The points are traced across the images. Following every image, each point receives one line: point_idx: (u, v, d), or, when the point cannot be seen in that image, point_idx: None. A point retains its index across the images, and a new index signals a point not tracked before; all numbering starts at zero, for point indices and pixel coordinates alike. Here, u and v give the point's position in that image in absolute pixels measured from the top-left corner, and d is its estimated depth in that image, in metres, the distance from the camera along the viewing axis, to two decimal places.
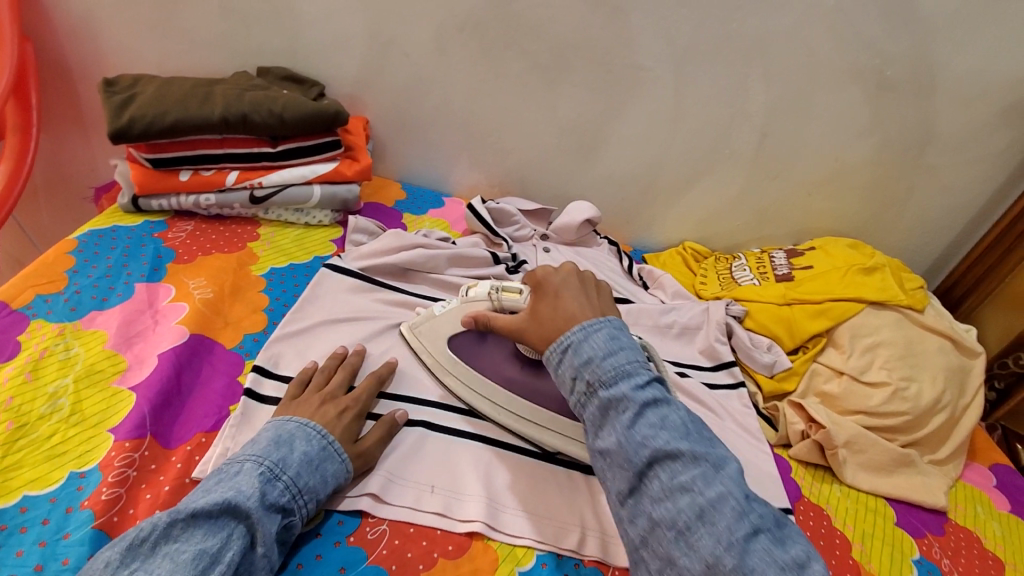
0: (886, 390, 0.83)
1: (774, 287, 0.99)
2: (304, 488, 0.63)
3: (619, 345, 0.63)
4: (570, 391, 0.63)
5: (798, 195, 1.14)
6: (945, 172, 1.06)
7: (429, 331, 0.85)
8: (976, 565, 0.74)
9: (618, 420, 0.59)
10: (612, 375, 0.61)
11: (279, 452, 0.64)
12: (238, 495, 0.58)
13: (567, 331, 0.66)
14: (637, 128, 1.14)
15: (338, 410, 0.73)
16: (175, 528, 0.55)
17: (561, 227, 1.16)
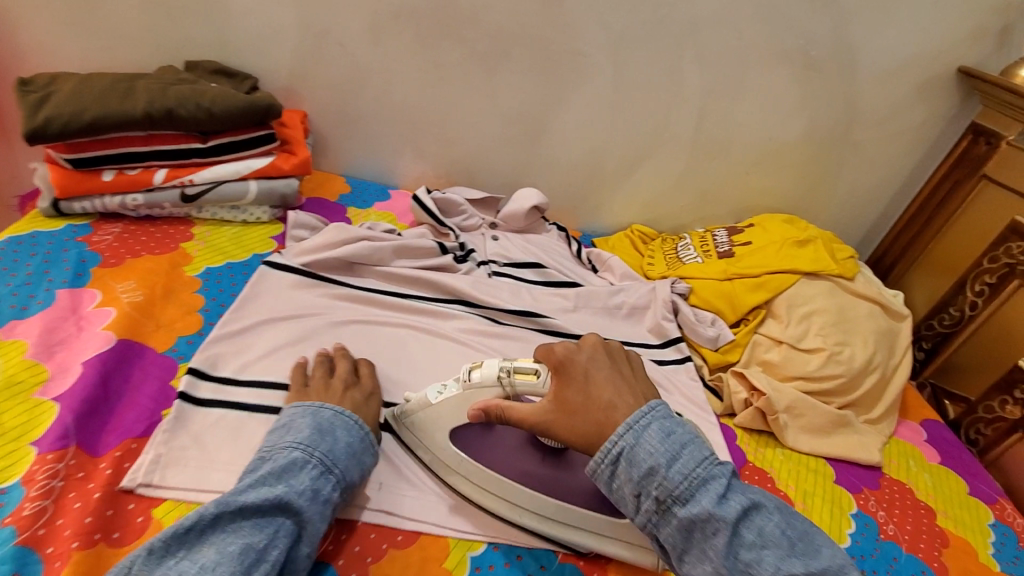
0: (822, 355, 0.92)
1: (716, 264, 1.07)
2: (349, 482, 0.60)
3: (679, 445, 0.55)
4: (636, 509, 0.55)
5: (725, 181, 1.24)
6: (845, 158, 1.20)
7: (425, 420, 0.67)
8: (906, 511, 0.83)
9: (707, 545, 0.52)
10: (687, 489, 0.53)
11: (326, 443, 0.60)
12: (289, 491, 0.55)
13: (612, 435, 0.56)
14: (578, 113, 1.15)
15: (364, 395, 0.70)
16: (223, 519, 0.52)
17: (509, 214, 1.13)
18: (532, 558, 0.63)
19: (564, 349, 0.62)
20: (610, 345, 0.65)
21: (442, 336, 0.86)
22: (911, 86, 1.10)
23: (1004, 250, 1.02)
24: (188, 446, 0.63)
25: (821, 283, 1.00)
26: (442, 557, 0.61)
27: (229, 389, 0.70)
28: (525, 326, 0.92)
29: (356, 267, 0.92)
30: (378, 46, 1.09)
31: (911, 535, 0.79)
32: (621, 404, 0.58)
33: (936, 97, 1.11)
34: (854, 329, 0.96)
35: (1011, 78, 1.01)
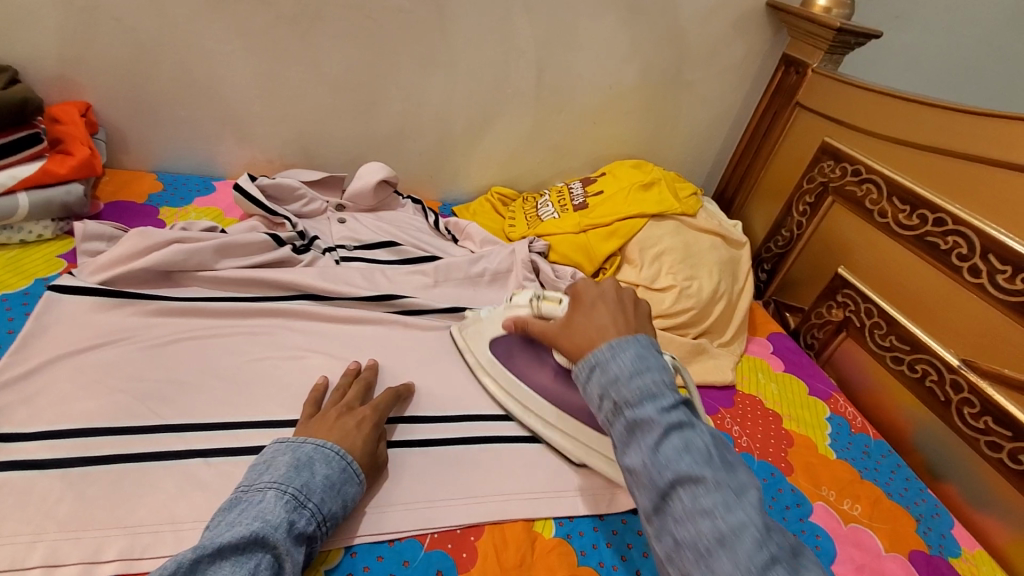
0: (673, 292, 0.96)
1: (571, 217, 1.07)
2: (328, 515, 0.55)
3: (648, 365, 0.55)
4: (595, 409, 0.56)
5: (575, 132, 1.24)
6: (681, 98, 1.24)
7: (474, 331, 0.83)
8: (756, 422, 0.90)
9: (643, 440, 0.51)
10: (637, 395, 0.53)
11: (302, 476, 0.55)
12: (265, 525, 0.49)
13: (596, 348, 0.58)
14: (412, 76, 1.08)
15: (357, 421, 0.64)
16: (202, 562, 0.46)
17: (356, 193, 1.06)
18: (394, 555, 0.60)
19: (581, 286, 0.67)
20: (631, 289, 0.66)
21: (283, 336, 0.79)
22: (728, 24, 1.15)
23: (818, 170, 1.12)
24: None
25: (667, 223, 1.04)
26: None
27: (6, 447, 0.58)
28: (380, 312, 0.87)
29: (175, 276, 0.81)
30: (163, 17, 0.94)
31: (762, 443, 0.86)
32: (611, 328, 0.60)
33: (752, 32, 1.17)
34: (699, 262, 1.01)
35: (810, 8, 1.07)
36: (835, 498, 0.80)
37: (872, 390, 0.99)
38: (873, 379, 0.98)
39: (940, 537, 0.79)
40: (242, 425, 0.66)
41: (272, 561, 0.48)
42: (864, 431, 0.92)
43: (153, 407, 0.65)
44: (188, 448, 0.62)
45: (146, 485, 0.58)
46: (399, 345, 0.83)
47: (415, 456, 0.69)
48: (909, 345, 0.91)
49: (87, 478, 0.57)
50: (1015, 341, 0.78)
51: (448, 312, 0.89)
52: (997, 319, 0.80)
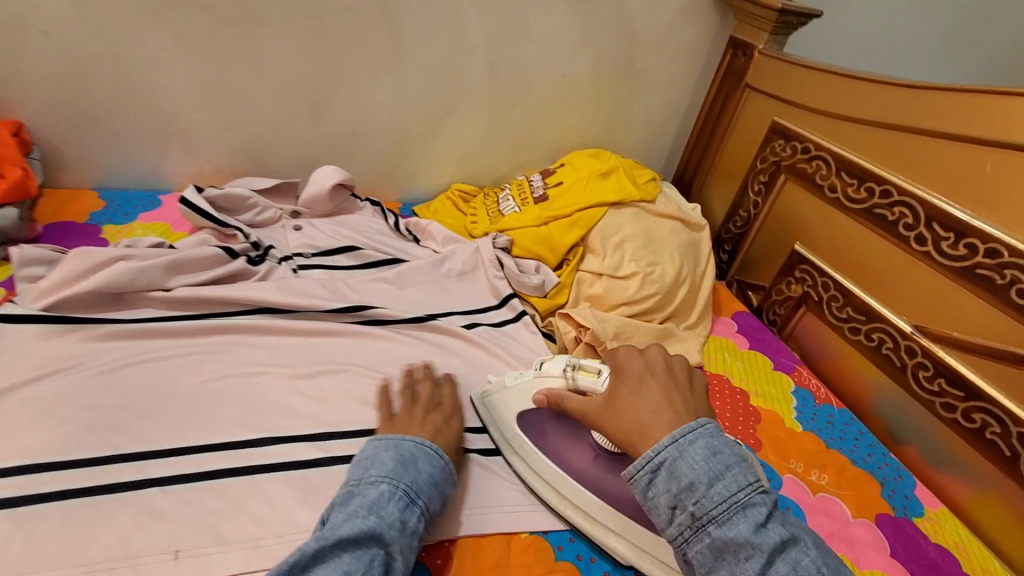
0: (637, 279, 0.97)
1: (532, 210, 1.07)
2: (432, 514, 0.58)
3: (724, 464, 0.51)
4: (667, 521, 0.52)
5: (532, 124, 1.23)
6: (635, 85, 1.24)
7: (500, 402, 0.75)
8: (723, 401, 0.92)
9: (739, 566, 0.48)
10: (725, 510, 0.49)
11: (409, 473, 0.58)
12: (382, 521, 0.53)
13: (654, 445, 0.54)
14: (361, 76, 1.06)
15: (444, 417, 0.69)
16: (325, 552, 0.50)
17: (311, 198, 1.03)
18: None
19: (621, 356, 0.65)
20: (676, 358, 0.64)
21: (241, 352, 0.76)
22: (676, 9, 1.16)
23: (771, 150, 1.14)
24: None
25: (626, 210, 1.04)
26: None
27: None
28: (342, 320, 0.84)
29: (125, 297, 0.78)
30: (93, 26, 0.89)
31: (730, 421, 0.88)
32: (664, 412, 0.57)
33: (700, 16, 1.18)
34: (661, 247, 1.02)
35: None
36: (803, 470, 0.82)
37: (833, 360, 1.01)
38: (833, 350, 1.01)
39: (904, 499, 0.81)
40: (205, 449, 0.63)
41: (385, 554, 0.52)
42: (827, 401, 0.95)
43: (108, 437, 0.62)
44: (146, 477, 0.60)
45: (106, 518, 0.56)
46: (363, 351, 0.81)
47: None
48: (865, 316, 0.94)
49: (40, 516, 0.55)
50: (960, 304, 0.81)
51: (414, 320, 0.87)
52: (943, 285, 0.83)
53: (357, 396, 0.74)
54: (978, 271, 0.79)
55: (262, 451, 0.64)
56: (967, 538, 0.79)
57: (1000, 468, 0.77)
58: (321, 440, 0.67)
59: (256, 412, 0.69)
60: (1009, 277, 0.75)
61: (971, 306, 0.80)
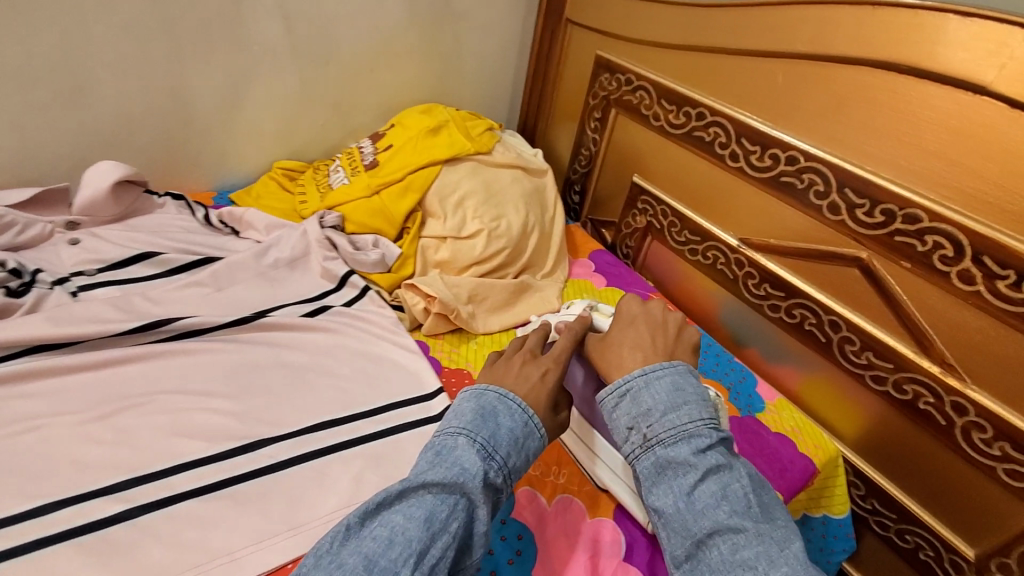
0: (482, 236, 0.93)
1: (361, 180, 0.97)
2: (514, 470, 0.53)
3: (683, 398, 0.56)
4: (624, 440, 0.57)
5: (352, 85, 1.12)
6: (456, 30, 1.17)
7: None
8: None
9: (676, 481, 0.53)
10: (672, 434, 0.54)
11: (490, 427, 0.53)
12: (466, 472, 0.50)
13: (628, 374, 0.60)
14: (122, 48, 0.88)
15: (542, 371, 0.61)
16: (406, 496, 0.48)
17: (88, 204, 0.86)
18: None
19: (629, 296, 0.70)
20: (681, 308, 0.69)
21: (7, 406, 0.63)
22: None
23: (599, 85, 1.13)
24: None
25: (461, 166, 0.98)
26: None
27: None
28: (144, 341, 0.72)
29: None
30: None
31: None
32: (647, 348, 0.62)
33: None
34: (503, 199, 0.98)
35: None
36: None
37: (680, 282, 1.06)
38: (680, 272, 1.06)
39: (747, 398, 0.88)
40: None
41: (470, 504, 0.49)
42: None
43: None
44: None
45: None
46: (173, 372, 0.70)
47: (209, 504, 0.58)
48: (700, 236, 0.99)
49: None
50: (772, 213, 0.87)
51: (237, 323, 0.77)
52: (758, 196, 0.88)
53: (170, 429, 0.64)
54: (783, 178, 0.84)
55: (44, 521, 0.54)
56: (802, 421, 0.87)
57: (820, 354, 0.86)
58: (124, 489, 0.57)
59: (31, 478, 0.57)
60: (930, 244, 0.69)
61: (782, 213, 0.86)
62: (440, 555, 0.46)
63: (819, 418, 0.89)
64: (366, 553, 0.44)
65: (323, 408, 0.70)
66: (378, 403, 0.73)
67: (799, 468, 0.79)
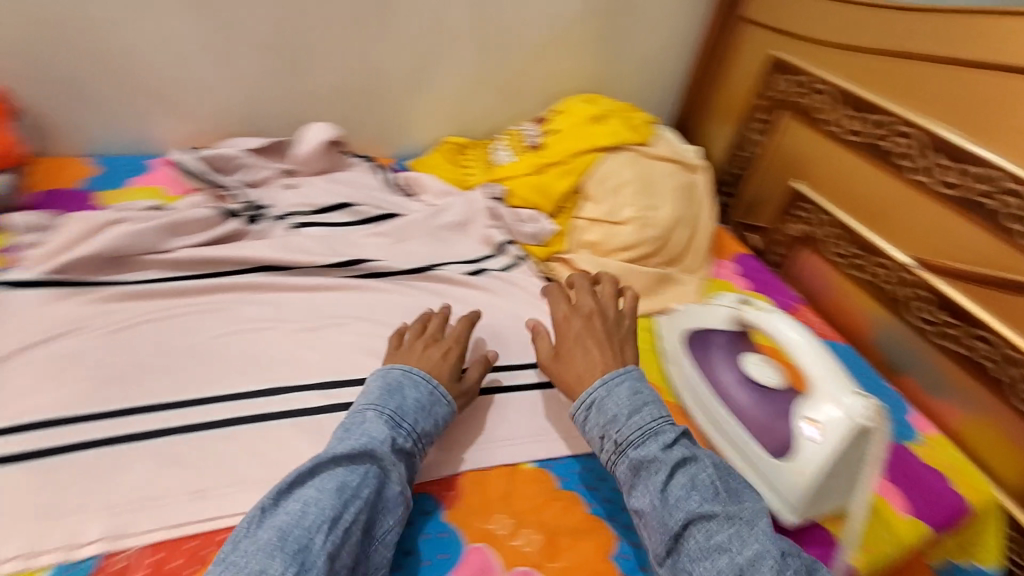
0: (635, 223, 0.97)
1: (527, 159, 1.05)
2: (422, 434, 0.62)
3: (642, 400, 0.63)
4: (599, 450, 0.63)
5: (523, 70, 1.20)
6: (625, 21, 1.19)
7: (671, 321, 0.90)
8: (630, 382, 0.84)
9: (649, 480, 0.58)
10: (638, 435, 0.61)
11: (394, 401, 0.62)
12: (372, 440, 0.57)
13: (589, 387, 0.66)
14: (344, 25, 1.02)
15: (443, 351, 0.71)
16: (317, 469, 0.54)
17: (303, 156, 1.03)
18: None
19: (565, 303, 0.78)
20: (604, 288, 0.81)
21: (245, 309, 0.77)
22: None
23: (771, 86, 1.11)
24: None
25: (623, 155, 1.02)
26: None
27: None
28: (342, 275, 0.85)
29: (126, 260, 0.78)
30: None
31: None
32: (598, 356, 0.69)
33: None
34: (658, 191, 1.01)
35: None
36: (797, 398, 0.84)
37: (833, 297, 1.02)
38: (834, 287, 1.01)
39: (897, 425, 0.84)
40: (215, 400, 0.66)
41: (379, 469, 0.56)
42: (825, 337, 0.96)
43: (122, 390, 0.64)
44: (161, 427, 0.62)
45: (121, 466, 0.58)
46: (362, 304, 0.82)
47: None
48: (862, 251, 0.94)
49: (65, 465, 0.57)
50: (954, 233, 0.81)
51: (412, 272, 0.88)
52: (939, 215, 0.83)
53: (359, 347, 0.75)
54: (975, 198, 0.78)
55: (272, 400, 0.67)
56: (959, 461, 0.81)
57: (992, 393, 0.79)
58: (328, 389, 0.70)
59: (261, 368, 0.71)
60: None
61: (966, 235, 0.80)
62: (354, 517, 0.51)
63: (977, 460, 0.82)
64: (282, 525, 0.49)
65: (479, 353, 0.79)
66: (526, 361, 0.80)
67: (948, 504, 0.74)
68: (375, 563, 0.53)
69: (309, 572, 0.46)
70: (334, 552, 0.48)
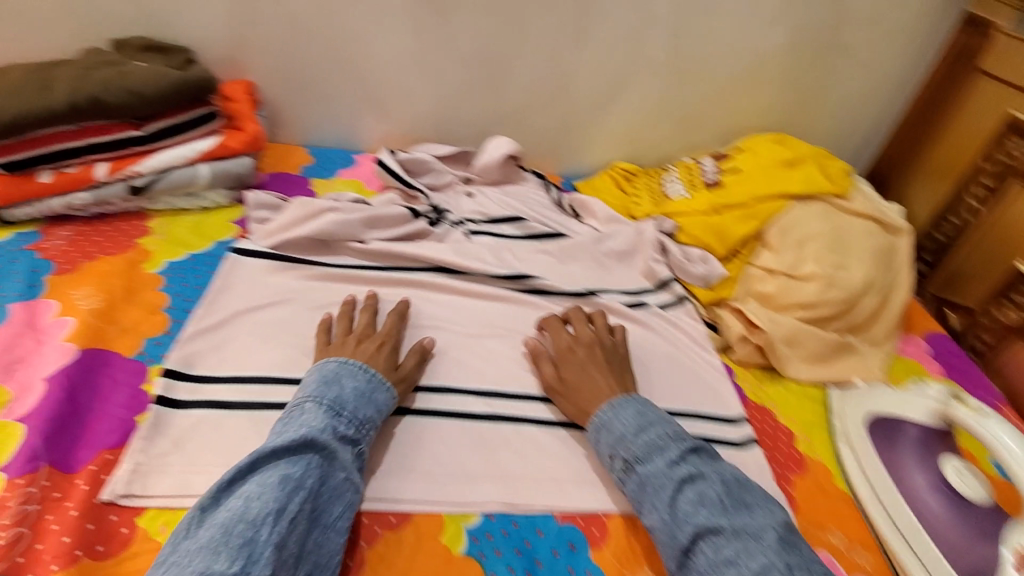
0: (820, 281, 0.88)
1: (704, 196, 1.00)
2: (365, 419, 0.62)
3: (648, 420, 0.66)
4: (611, 469, 0.65)
5: (711, 104, 1.15)
6: (834, 62, 1.11)
7: (854, 398, 0.83)
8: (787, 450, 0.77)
9: (657, 497, 0.60)
10: (645, 451, 0.63)
11: (332, 391, 0.62)
12: (312, 430, 0.56)
13: (597, 411, 0.69)
14: (543, 48, 1.05)
15: (376, 345, 0.71)
16: (258, 461, 0.53)
17: (483, 166, 1.08)
18: (530, 524, 0.63)
19: (558, 332, 0.78)
20: (596, 321, 0.81)
21: (424, 307, 0.84)
22: None
23: (1000, 148, 1.01)
24: (169, 451, 0.60)
25: (814, 206, 0.95)
26: (437, 532, 0.60)
27: (207, 388, 0.67)
28: (511, 288, 0.89)
29: (331, 245, 0.88)
30: None
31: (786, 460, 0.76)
32: (605, 384, 0.71)
33: None
34: (850, 250, 0.92)
35: None
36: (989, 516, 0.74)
37: None
38: None
39: None
40: None
41: (322, 457, 0.56)
42: None
43: None
44: None
45: None
46: (525, 320, 0.85)
47: (545, 436, 0.71)
48: None
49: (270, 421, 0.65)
50: None
51: (574, 294, 0.89)
52: None
53: (517, 362, 0.79)
54: None
55: (439, 398, 0.72)
56: None
57: None
58: (490, 397, 0.74)
59: (431, 364, 0.76)
60: None
61: None
62: (299, 507, 0.51)
63: None
64: (223, 522, 0.49)
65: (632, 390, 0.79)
66: (684, 409, 0.77)
67: None
68: (329, 549, 0.53)
69: (257, 563, 0.47)
70: (280, 543, 0.49)
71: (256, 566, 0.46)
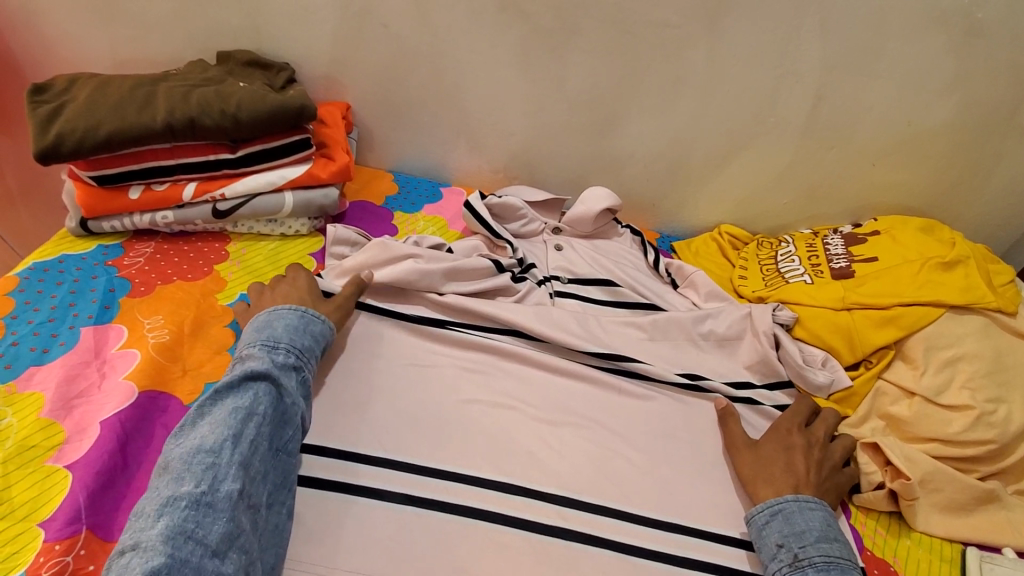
0: (970, 415, 0.74)
1: (831, 287, 0.86)
2: (304, 348, 0.63)
3: (833, 533, 0.61)
4: (770, 556, 0.61)
5: (844, 175, 1.00)
6: (1008, 144, 0.93)
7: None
8: None
9: None
10: (824, 560, 0.58)
11: (265, 331, 0.62)
12: (251, 364, 0.57)
13: (779, 495, 0.65)
14: (661, 97, 0.95)
15: (292, 282, 0.74)
16: (205, 405, 0.54)
17: (577, 218, 0.97)
18: None
19: (793, 413, 0.75)
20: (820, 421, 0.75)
21: (500, 380, 0.75)
22: None
23: None
24: None
25: (971, 320, 0.80)
26: None
27: None
28: (596, 368, 0.79)
29: (409, 293, 0.81)
30: (427, 25, 0.92)
31: None
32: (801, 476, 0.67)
33: None
34: (1013, 380, 0.76)
35: None
36: None
37: None
38: None
39: None
40: (454, 479, 0.64)
41: (270, 387, 0.57)
42: None
43: (379, 440, 0.66)
44: (408, 494, 0.62)
45: (369, 524, 0.60)
46: (608, 408, 0.76)
47: (621, 565, 0.61)
48: None
49: (322, 506, 0.60)
50: None
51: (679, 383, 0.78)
52: None
53: (596, 462, 0.69)
54: None
55: (505, 498, 0.64)
56: None
57: None
58: (562, 507, 0.65)
59: (501, 453, 0.68)
60: None
61: None
62: (256, 432, 0.53)
63: None
64: (182, 456, 0.50)
65: (724, 520, 0.67)
66: None
67: None
68: (287, 468, 0.57)
69: (224, 482, 0.49)
70: (244, 462, 0.51)
71: (225, 483, 0.49)
